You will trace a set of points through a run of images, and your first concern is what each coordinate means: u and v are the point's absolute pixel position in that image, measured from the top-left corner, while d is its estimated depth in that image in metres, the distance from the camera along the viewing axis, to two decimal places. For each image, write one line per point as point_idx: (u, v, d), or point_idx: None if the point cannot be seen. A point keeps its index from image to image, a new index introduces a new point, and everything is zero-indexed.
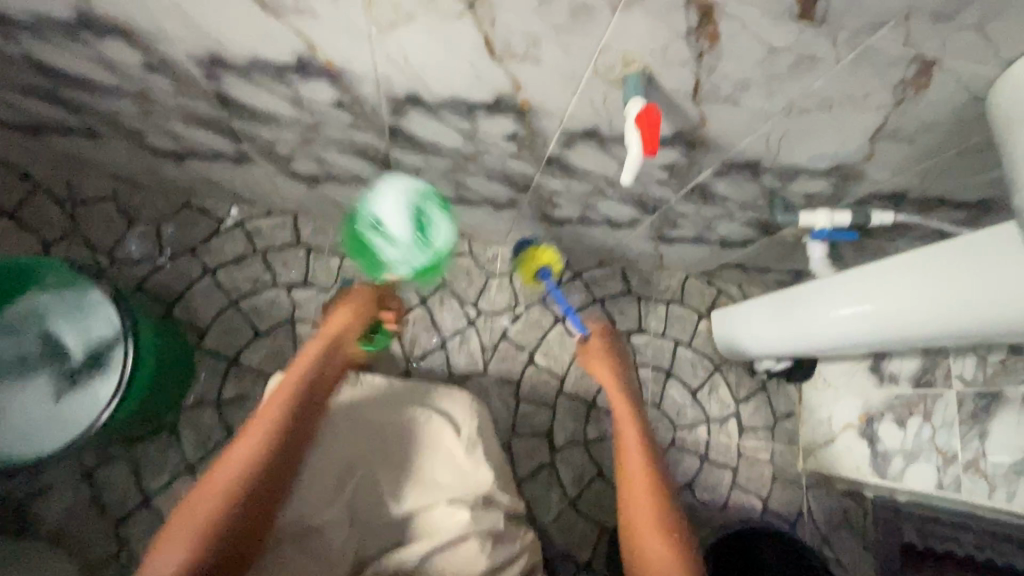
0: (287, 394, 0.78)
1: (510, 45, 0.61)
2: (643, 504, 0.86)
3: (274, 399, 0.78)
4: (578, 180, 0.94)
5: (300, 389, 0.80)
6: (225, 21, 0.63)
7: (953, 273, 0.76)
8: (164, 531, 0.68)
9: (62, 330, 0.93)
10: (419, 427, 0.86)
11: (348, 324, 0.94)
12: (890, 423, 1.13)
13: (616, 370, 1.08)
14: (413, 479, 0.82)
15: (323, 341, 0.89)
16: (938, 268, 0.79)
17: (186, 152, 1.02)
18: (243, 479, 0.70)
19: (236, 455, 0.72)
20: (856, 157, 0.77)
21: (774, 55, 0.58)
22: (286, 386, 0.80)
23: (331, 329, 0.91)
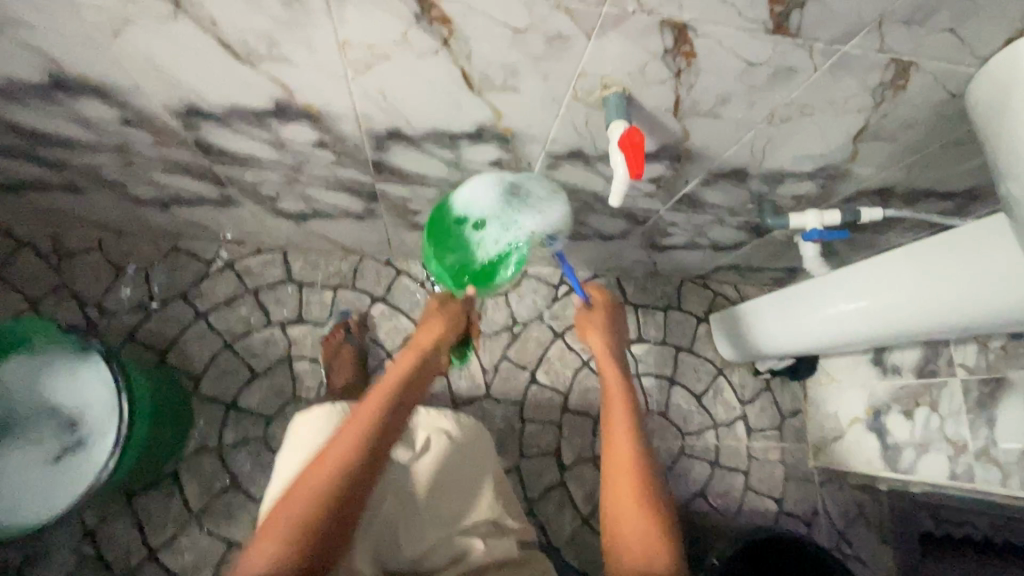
0: (387, 394, 0.69)
1: (488, 76, 0.61)
2: (629, 506, 0.68)
3: (373, 396, 0.69)
4: (567, 198, 0.94)
5: (401, 388, 0.71)
6: (199, 73, 0.62)
7: (952, 268, 0.76)
8: (264, 526, 0.58)
9: (54, 393, 0.92)
10: (458, 462, 0.81)
11: (448, 327, 0.82)
12: (897, 415, 1.12)
13: (609, 339, 0.89)
14: (448, 519, 0.76)
15: (420, 345, 0.78)
16: (936, 262, 0.78)
17: (170, 199, 1.01)
18: (338, 486, 0.60)
19: (339, 449, 0.62)
20: (840, 158, 0.77)
21: (752, 68, 0.58)
22: (386, 387, 0.70)
23: (433, 333, 0.81)
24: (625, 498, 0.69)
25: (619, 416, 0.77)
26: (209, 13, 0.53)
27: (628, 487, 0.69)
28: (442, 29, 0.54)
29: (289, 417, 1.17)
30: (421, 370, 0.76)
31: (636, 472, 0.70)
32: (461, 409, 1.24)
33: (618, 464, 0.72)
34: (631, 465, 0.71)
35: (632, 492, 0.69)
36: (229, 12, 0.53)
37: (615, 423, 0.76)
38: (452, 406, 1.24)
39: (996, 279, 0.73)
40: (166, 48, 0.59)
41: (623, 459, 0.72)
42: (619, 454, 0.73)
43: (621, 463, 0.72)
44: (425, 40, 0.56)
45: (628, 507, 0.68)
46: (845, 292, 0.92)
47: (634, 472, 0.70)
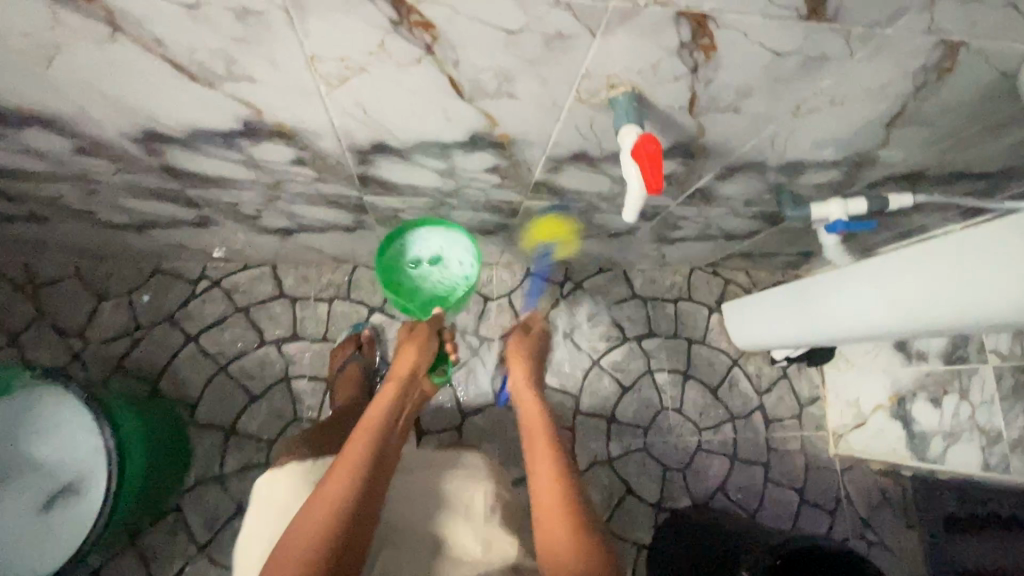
0: (378, 421, 0.68)
1: (480, 83, 0.54)
2: (557, 519, 0.62)
3: (362, 425, 0.67)
4: (570, 200, 0.87)
5: (390, 415, 0.70)
6: (152, 97, 0.55)
7: (970, 265, 0.70)
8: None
9: (38, 443, 0.87)
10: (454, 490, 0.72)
11: (425, 350, 0.84)
12: (924, 402, 1.09)
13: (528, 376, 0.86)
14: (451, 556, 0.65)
15: (400, 374, 0.79)
16: (970, 253, 0.70)
17: (145, 223, 0.94)
18: (340, 516, 0.56)
19: (340, 477, 0.59)
20: (869, 144, 0.71)
21: (779, 59, 0.51)
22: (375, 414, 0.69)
23: (410, 359, 0.81)
24: (552, 512, 0.63)
25: (538, 436, 0.74)
26: (153, 33, 0.46)
27: (553, 502, 0.64)
28: (424, 36, 0.47)
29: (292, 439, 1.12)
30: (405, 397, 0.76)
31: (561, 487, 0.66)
32: (469, 419, 1.19)
33: (541, 481, 0.67)
34: (553, 479, 0.67)
35: (558, 506, 0.64)
36: (176, 31, 0.45)
37: (534, 444, 0.73)
38: (460, 416, 1.19)
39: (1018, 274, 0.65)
40: (111, 73, 0.51)
41: (545, 474, 0.68)
42: (540, 470, 0.69)
43: (545, 479, 0.67)
44: (405, 48, 0.48)
45: (555, 520, 0.62)
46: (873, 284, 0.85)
47: (561, 485, 0.66)
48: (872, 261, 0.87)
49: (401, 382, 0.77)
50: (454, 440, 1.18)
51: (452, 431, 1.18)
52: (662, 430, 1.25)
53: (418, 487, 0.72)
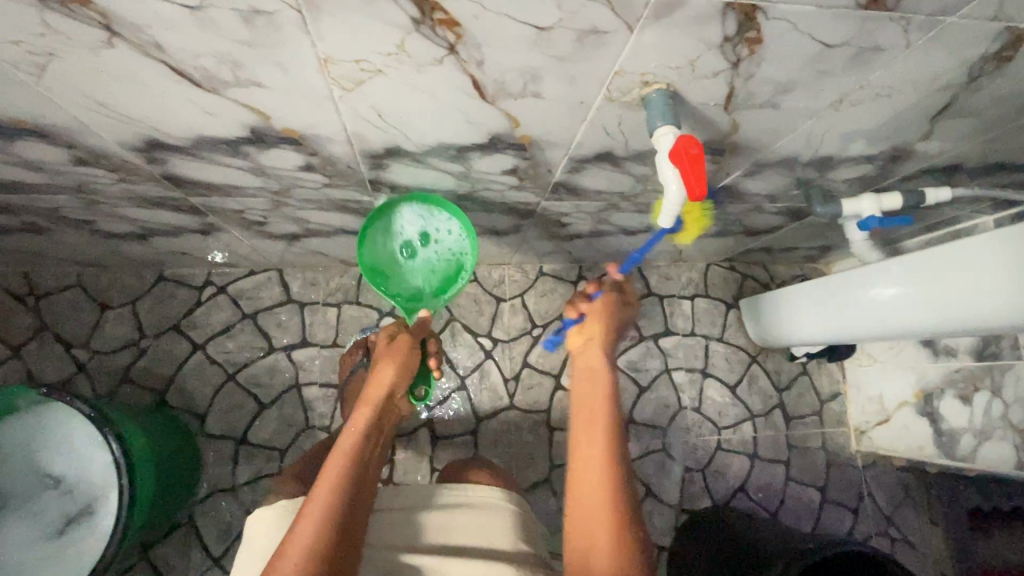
0: (347, 464, 0.62)
1: (504, 83, 0.50)
2: (600, 537, 0.55)
3: (330, 468, 0.61)
4: (589, 200, 0.83)
5: (359, 454, 0.64)
6: (153, 105, 0.52)
7: (1003, 265, 0.67)
8: None
9: (45, 464, 0.85)
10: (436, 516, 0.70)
11: (400, 375, 0.74)
12: (952, 399, 1.07)
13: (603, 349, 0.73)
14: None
15: (373, 401, 0.71)
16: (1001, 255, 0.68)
17: (147, 231, 0.91)
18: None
19: (306, 532, 0.55)
20: (909, 138, 0.67)
21: (829, 51, 0.48)
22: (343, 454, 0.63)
23: (383, 385, 0.73)
24: (594, 528, 0.56)
25: (594, 425, 0.65)
26: (153, 37, 0.42)
27: (596, 516, 0.57)
28: (447, 35, 0.43)
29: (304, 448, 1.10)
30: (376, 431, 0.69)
31: (608, 497, 0.58)
32: (485, 423, 1.17)
33: (585, 487, 0.60)
34: (600, 486, 0.59)
35: (604, 522, 0.56)
36: (178, 34, 0.42)
37: (585, 433, 0.64)
38: (474, 421, 1.17)
39: None
40: (109, 81, 0.48)
41: (592, 478, 0.60)
42: (590, 471, 0.61)
43: (591, 485, 0.60)
44: (426, 48, 0.45)
45: (598, 539, 0.55)
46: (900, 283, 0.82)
47: (608, 494, 0.58)
48: (890, 261, 0.84)
49: (375, 412, 0.70)
50: (469, 445, 1.15)
51: (467, 436, 1.16)
52: (681, 430, 1.23)
53: (400, 526, 0.69)
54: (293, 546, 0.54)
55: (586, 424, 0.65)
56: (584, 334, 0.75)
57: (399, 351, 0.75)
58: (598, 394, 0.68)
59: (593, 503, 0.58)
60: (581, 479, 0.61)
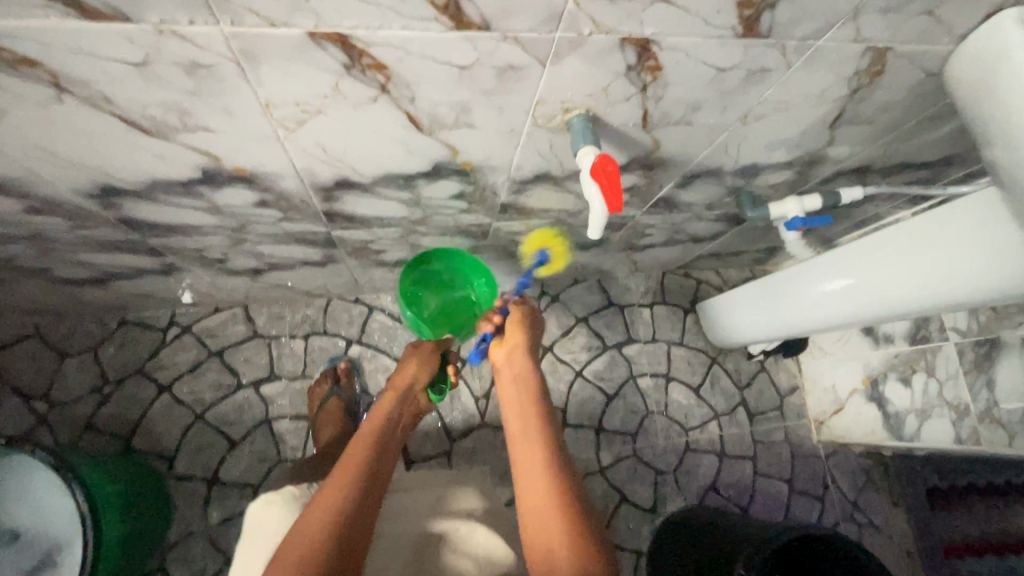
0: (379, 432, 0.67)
1: (438, 116, 0.55)
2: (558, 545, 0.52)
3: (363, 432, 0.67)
4: (538, 219, 0.88)
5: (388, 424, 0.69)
6: (105, 153, 0.54)
7: (939, 241, 0.73)
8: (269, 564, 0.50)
9: (9, 516, 0.83)
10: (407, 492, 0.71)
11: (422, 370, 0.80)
12: (894, 383, 1.15)
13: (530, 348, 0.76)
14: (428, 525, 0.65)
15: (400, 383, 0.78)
16: (939, 234, 0.74)
17: (107, 275, 0.91)
18: (336, 521, 0.53)
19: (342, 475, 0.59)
20: (817, 145, 0.74)
21: (723, 74, 0.54)
22: (375, 424, 0.69)
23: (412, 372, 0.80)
24: (546, 540, 0.53)
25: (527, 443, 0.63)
26: (101, 92, 0.45)
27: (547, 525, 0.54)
28: (378, 76, 0.47)
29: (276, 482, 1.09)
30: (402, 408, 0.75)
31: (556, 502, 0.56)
32: (457, 443, 1.18)
33: (528, 486, 0.59)
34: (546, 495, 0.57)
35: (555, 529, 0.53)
36: (125, 88, 0.45)
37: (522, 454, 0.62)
38: (447, 441, 1.18)
39: (1001, 239, 0.68)
40: (60, 132, 0.50)
41: (538, 494, 0.57)
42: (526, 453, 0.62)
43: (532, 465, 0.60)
44: (360, 89, 0.49)
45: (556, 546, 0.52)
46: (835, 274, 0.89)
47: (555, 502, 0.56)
48: (829, 254, 0.90)
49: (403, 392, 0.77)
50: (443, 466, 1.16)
51: (441, 457, 1.17)
52: (649, 434, 1.26)
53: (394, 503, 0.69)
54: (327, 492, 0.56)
55: (523, 443, 0.63)
56: (506, 343, 0.76)
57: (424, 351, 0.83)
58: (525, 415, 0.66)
59: (543, 513, 0.55)
60: (527, 500, 0.58)
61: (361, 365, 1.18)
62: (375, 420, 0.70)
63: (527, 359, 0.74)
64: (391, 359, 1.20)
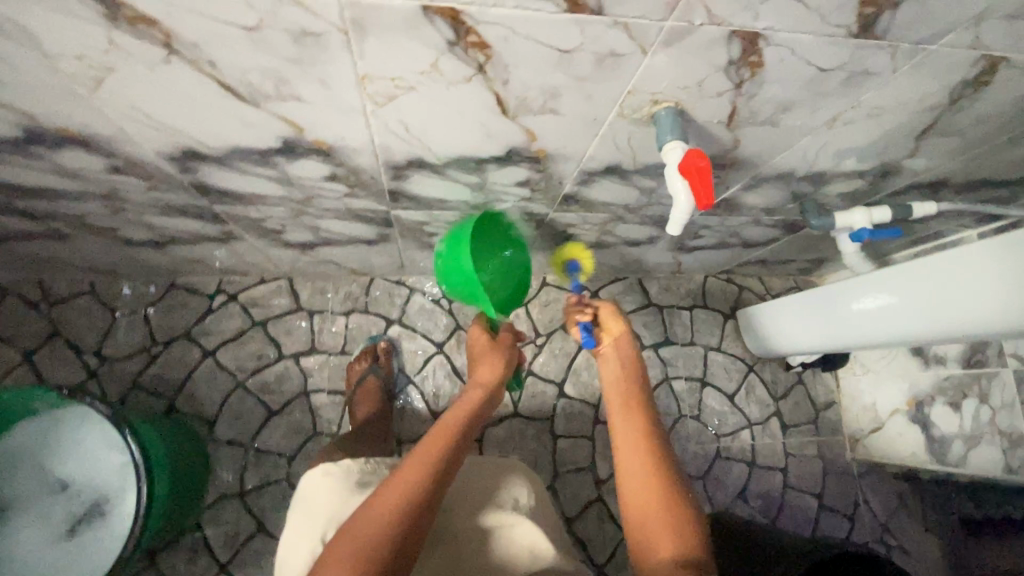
0: (449, 438, 0.60)
1: (526, 100, 0.54)
2: (654, 520, 0.57)
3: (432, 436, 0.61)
4: (595, 211, 0.87)
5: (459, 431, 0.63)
6: (194, 116, 0.55)
7: (977, 274, 0.73)
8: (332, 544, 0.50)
9: (63, 465, 0.85)
10: (470, 479, 0.69)
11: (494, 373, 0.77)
12: (942, 406, 1.12)
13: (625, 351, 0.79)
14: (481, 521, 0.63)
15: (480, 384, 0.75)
16: (978, 266, 0.73)
17: (166, 239, 0.93)
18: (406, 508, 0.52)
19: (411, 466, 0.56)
20: (899, 155, 0.72)
21: (823, 75, 0.52)
22: (445, 426, 0.63)
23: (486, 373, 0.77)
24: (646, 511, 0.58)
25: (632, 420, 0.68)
26: (208, 54, 0.46)
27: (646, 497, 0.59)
28: (478, 56, 0.47)
29: (312, 454, 1.11)
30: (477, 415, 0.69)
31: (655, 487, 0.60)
32: (489, 430, 1.19)
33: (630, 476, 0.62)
34: (642, 460, 0.63)
35: (653, 500, 0.59)
36: (230, 52, 0.45)
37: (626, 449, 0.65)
38: (479, 428, 1.19)
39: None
40: (156, 92, 0.51)
41: (640, 476, 0.61)
42: (630, 452, 0.64)
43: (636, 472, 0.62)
44: (457, 68, 0.48)
45: (651, 509, 0.58)
46: (891, 292, 0.86)
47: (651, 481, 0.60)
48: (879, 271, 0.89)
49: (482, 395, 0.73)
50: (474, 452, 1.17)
51: (473, 444, 1.17)
52: (681, 437, 1.25)
53: (466, 491, 0.67)
54: (386, 492, 0.53)
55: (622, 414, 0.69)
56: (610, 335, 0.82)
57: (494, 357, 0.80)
58: (628, 387, 0.73)
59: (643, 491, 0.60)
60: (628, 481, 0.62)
61: (399, 345, 1.19)
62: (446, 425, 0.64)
63: (633, 346, 0.80)
64: (429, 342, 1.20)
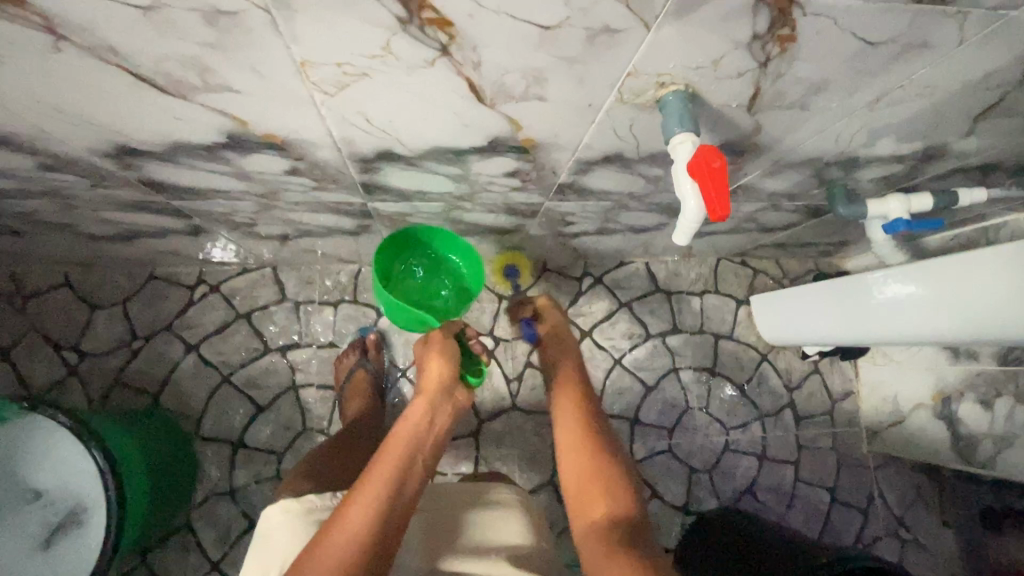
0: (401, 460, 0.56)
1: (505, 85, 0.45)
2: (594, 490, 0.61)
3: (376, 468, 0.55)
4: (595, 199, 0.78)
5: (408, 457, 0.57)
6: (114, 110, 0.47)
7: (997, 279, 0.66)
8: None
9: (36, 473, 0.82)
10: (440, 515, 0.64)
11: (448, 363, 0.70)
12: (971, 402, 1.04)
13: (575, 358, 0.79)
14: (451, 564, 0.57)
15: (429, 391, 0.66)
16: (999, 271, 0.66)
17: (131, 232, 0.86)
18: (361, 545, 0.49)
19: (363, 497, 0.52)
20: (948, 137, 0.62)
21: (871, 50, 0.43)
22: (396, 445, 0.58)
23: (435, 376, 0.68)
24: (588, 485, 0.61)
25: (569, 409, 0.70)
26: (104, 40, 0.37)
27: (586, 470, 0.62)
28: (440, 35, 0.38)
29: (302, 451, 1.07)
30: (426, 435, 0.61)
31: (585, 440, 0.65)
32: (486, 424, 1.14)
33: (569, 449, 0.66)
34: (583, 443, 0.65)
35: (591, 472, 0.62)
36: (134, 37, 0.37)
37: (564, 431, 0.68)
38: (476, 422, 1.14)
39: None
40: (62, 85, 0.43)
41: (578, 452, 0.65)
42: (568, 438, 0.67)
43: (576, 453, 0.65)
44: (414, 50, 0.39)
45: (591, 483, 0.61)
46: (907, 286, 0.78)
47: (586, 452, 0.64)
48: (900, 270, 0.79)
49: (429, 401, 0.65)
50: (471, 447, 1.12)
51: (469, 439, 1.13)
52: (688, 431, 1.19)
53: (433, 528, 0.62)
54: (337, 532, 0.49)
55: (568, 407, 0.70)
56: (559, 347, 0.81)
57: (437, 343, 0.73)
58: (574, 389, 0.73)
59: (580, 465, 0.63)
60: (567, 457, 0.65)
61: (389, 337, 1.13)
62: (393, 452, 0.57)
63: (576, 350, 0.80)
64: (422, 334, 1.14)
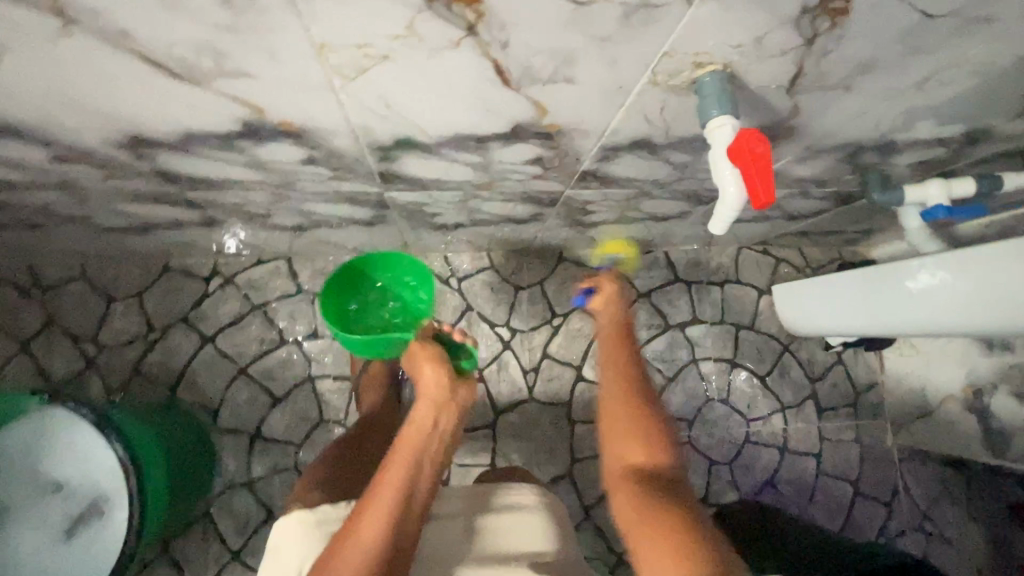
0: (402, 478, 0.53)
1: (533, 67, 0.43)
2: (634, 439, 0.58)
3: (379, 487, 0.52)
4: (618, 187, 0.75)
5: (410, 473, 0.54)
6: (125, 98, 0.45)
7: None
8: None
9: (56, 466, 0.82)
10: (460, 517, 0.63)
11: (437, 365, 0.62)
12: (1005, 395, 1.01)
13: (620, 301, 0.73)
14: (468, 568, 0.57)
15: (425, 395, 0.61)
16: None
17: (146, 224, 0.85)
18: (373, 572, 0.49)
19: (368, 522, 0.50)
20: (998, 118, 0.58)
21: (928, 23, 0.40)
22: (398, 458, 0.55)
23: (428, 378, 0.62)
24: (630, 434, 0.59)
25: (615, 357, 0.66)
26: (114, 24, 0.35)
27: (630, 418, 0.60)
28: (466, 13, 0.36)
29: (319, 443, 1.07)
30: (431, 440, 0.58)
31: (631, 388, 0.62)
32: (503, 416, 1.13)
33: (609, 396, 0.63)
34: (627, 390, 0.62)
35: (632, 422, 0.59)
36: (146, 20, 0.35)
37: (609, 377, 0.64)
38: (493, 414, 1.13)
39: None
40: (73, 73, 0.41)
41: (619, 399, 0.62)
42: (610, 384, 0.64)
43: (618, 399, 0.62)
44: (439, 30, 0.37)
45: (630, 434, 0.59)
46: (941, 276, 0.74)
47: (627, 402, 0.61)
48: (934, 257, 0.75)
49: (427, 408, 0.59)
50: (488, 439, 1.12)
51: (486, 430, 1.12)
52: (708, 423, 1.17)
53: (452, 529, 0.62)
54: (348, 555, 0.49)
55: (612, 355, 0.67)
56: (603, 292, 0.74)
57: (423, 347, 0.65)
58: (619, 337, 0.69)
59: (623, 413, 0.60)
60: (609, 404, 0.62)
61: None
62: (389, 483, 0.53)
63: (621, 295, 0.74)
64: None
